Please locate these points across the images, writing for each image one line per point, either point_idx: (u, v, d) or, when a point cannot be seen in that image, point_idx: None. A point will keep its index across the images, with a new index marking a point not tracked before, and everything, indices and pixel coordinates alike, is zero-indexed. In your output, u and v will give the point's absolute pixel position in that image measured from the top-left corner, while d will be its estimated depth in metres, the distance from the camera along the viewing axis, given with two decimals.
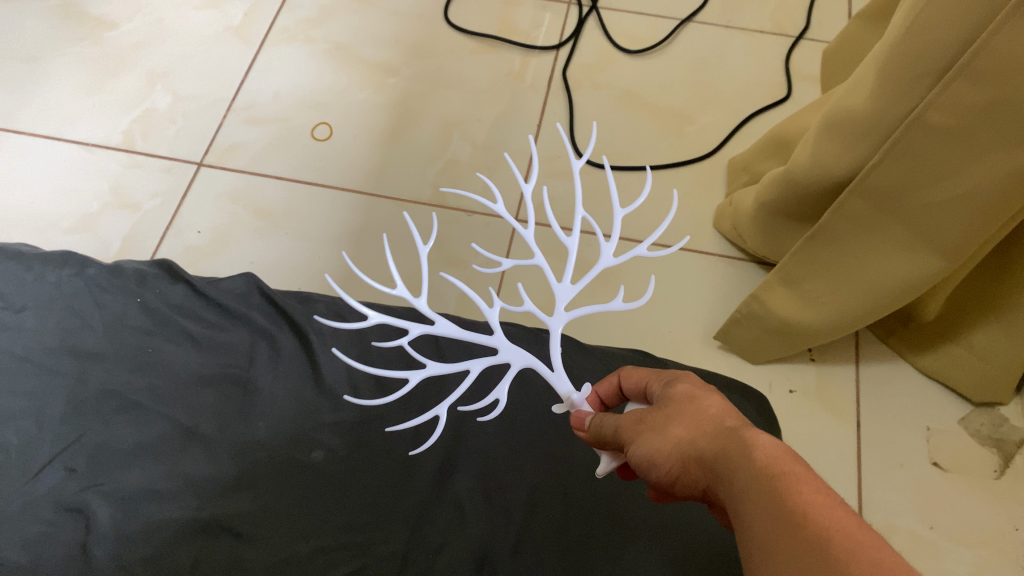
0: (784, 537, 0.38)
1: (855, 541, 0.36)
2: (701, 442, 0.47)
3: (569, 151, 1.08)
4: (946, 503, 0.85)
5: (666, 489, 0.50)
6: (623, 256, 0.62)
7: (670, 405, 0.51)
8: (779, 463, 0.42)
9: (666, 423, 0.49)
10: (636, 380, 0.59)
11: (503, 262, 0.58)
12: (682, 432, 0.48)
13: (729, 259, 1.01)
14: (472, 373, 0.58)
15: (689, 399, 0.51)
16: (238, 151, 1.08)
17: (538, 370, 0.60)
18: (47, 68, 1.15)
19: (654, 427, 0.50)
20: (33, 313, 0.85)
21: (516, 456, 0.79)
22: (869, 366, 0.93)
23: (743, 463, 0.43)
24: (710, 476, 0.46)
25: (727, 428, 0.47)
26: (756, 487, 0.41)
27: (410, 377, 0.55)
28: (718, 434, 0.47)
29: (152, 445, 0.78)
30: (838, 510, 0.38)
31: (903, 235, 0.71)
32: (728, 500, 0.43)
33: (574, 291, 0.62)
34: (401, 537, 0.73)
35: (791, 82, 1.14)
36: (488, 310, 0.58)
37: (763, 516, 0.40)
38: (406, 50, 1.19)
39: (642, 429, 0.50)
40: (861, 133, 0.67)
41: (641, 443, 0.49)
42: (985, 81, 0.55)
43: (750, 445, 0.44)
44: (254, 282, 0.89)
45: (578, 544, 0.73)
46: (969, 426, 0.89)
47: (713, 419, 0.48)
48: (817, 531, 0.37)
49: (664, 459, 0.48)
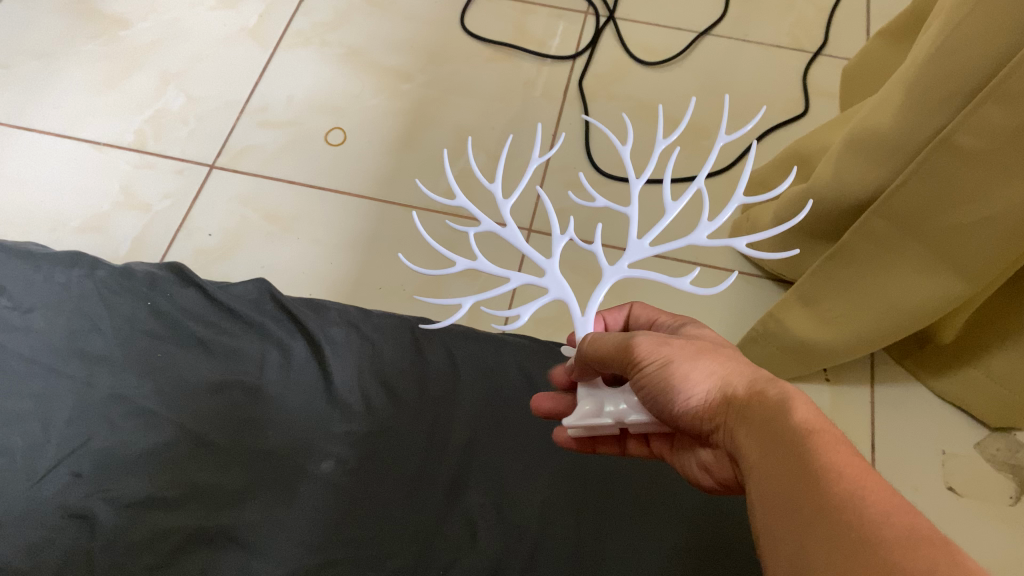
0: (811, 491, 0.38)
1: (885, 505, 0.36)
2: (729, 388, 0.48)
3: (584, 163, 1.07)
4: (961, 529, 0.84)
5: (671, 415, 0.50)
6: (716, 242, 0.57)
7: (694, 342, 0.51)
8: (816, 418, 0.43)
9: (693, 355, 0.50)
10: (647, 314, 0.65)
11: (593, 198, 0.56)
12: (709, 369, 0.49)
13: (744, 275, 0.99)
14: (511, 283, 0.56)
15: (712, 345, 0.52)
16: (251, 154, 1.07)
17: (568, 306, 0.58)
18: (59, 65, 1.14)
19: (681, 356, 0.49)
20: (41, 313, 0.84)
21: (529, 472, 0.78)
22: (884, 388, 0.92)
23: (776, 411, 0.44)
24: (732, 419, 0.47)
25: (757, 380, 0.48)
26: (787, 437, 0.42)
27: (456, 261, 0.55)
28: (752, 382, 0.48)
29: (159, 451, 0.77)
30: (869, 471, 0.39)
31: (926, 258, 0.70)
32: (748, 447, 0.44)
33: (648, 256, 0.59)
34: (410, 551, 0.72)
35: (808, 98, 1.13)
36: (557, 237, 0.57)
37: (791, 470, 0.40)
38: (421, 57, 1.18)
39: (665, 352, 0.49)
40: (887, 152, 0.67)
41: (668, 366, 0.48)
42: (1014, 106, 0.54)
43: (787, 396, 0.44)
44: (266, 288, 0.87)
45: (590, 564, 0.72)
46: (985, 451, 0.88)
47: (742, 368, 0.50)
48: (849, 487, 0.37)
49: (687, 388, 0.48)
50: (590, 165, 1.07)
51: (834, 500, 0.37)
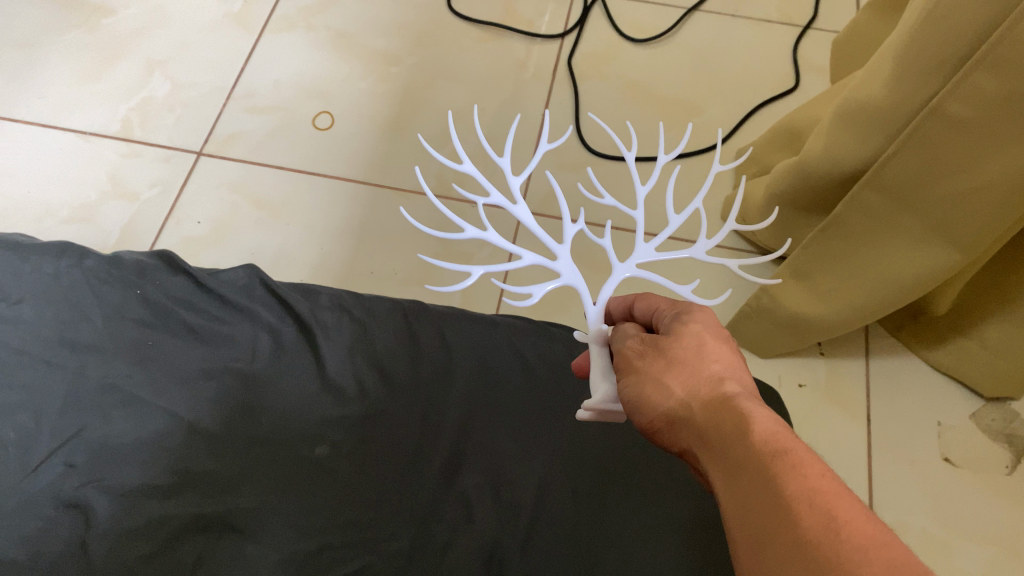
0: (775, 550, 0.37)
1: (863, 539, 0.35)
2: (690, 407, 0.47)
3: (576, 143, 1.07)
4: (958, 500, 0.84)
5: (656, 436, 0.50)
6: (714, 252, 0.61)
7: (671, 350, 0.50)
8: (779, 447, 0.41)
9: (661, 374, 0.49)
10: (647, 304, 0.57)
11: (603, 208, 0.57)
12: (676, 387, 0.48)
13: (737, 252, 0.99)
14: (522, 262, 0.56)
15: (692, 348, 0.50)
16: (239, 140, 1.06)
17: (581, 294, 0.59)
18: (43, 55, 1.12)
19: (652, 378, 0.49)
20: (31, 304, 0.83)
21: (526, 452, 0.78)
22: (879, 361, 0.92)
23: (736, 447, 0.43)
24: (698, 444, 0.46)
25: (717, 399, 0.46)
26: (750, 481, 0.41)
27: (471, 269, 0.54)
28: (714, 402, 0.46)
29: (153, 439, 0.77)
30: (837, 518, 0.37)
31: (919, 231, 0.69)
32: (716, 481, 0.44)
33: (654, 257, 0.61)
34: (407, 534, 0.72)
35: (798, 72, 1.12)
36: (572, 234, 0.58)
37: (756, 517, 0.39)
38: (409, 38, 1.17)
39: (639, 374, 0.50)
40: (879, 122, 0.66)
41: (639, 389, 0.50)
42: (1005, 72, 0.54)
43: (744, 428, 0.43)
44: (256, 274, 0.87)
45: (587, 541, 0.72)
46: (982, 421, 0.88)
47: (710, 378, 0.48)
48: (816, 548, 0.36)
49: (655, 410, 0.49)
50: (581, 145, 1.06)
51: (807, 539, 0.36)
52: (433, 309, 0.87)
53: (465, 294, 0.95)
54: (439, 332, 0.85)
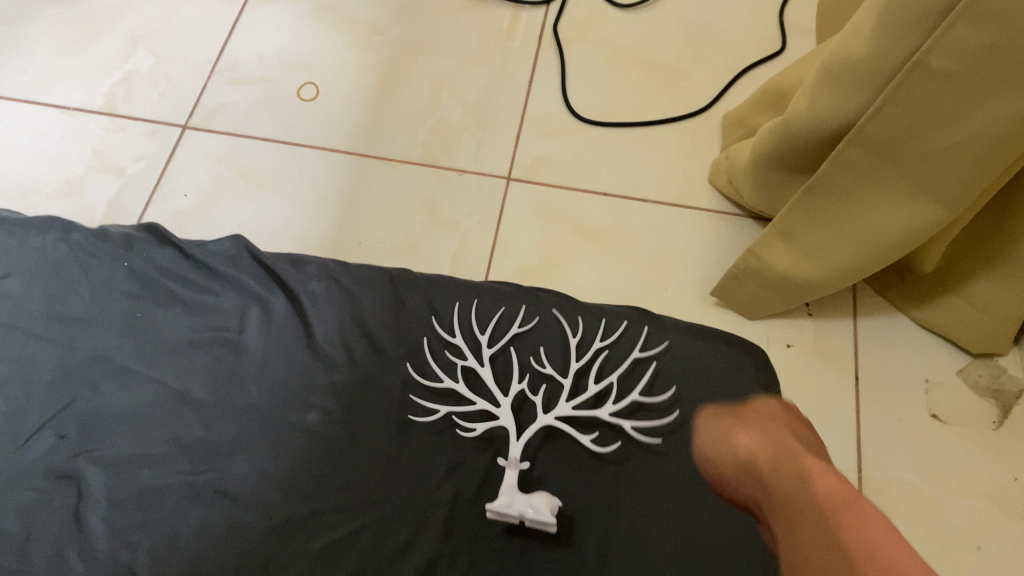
0: None
1: None
2: (828, 518, 0.51)
3: (563, 109, 1.06)
4: (945, 455, 0.84)
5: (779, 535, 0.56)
6: None
7: (819, 484, 0.55)
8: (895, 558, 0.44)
9: (812, 493, 0.54)
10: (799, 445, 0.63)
11: None
12: (811, 499, 0.54)
13: (725, 215, 0.98)
14: None
15: (843, 488, 0.53)
16: (224, 113, 1.06)
17: None
18: (24, 31, 1.12)
19: (796, 487, 0.56)
20: (18, 279, 0.84)
21: (515, 415, 0.78)
22: (866, 320, 0.92)
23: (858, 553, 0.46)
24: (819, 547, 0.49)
25: (852, 518, 0.49)
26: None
27: None
28: (844, 519, 0.49)
29: (144, 409, 0.77)
30: None
31: (903, 188, 0.69)
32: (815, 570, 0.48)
33: None
34: (399, 497, 0.73)
35: (784, 35, 1.12)
36: None
37: None
38: (394, 7, 1.16)
39: (791, 486, 0.57)
40: (862, 79, 0.66)
41: (799, 493, 0.55)
42: (987, 23, 0.54)
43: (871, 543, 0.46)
44: (243, 244, 0.86)
45: (577, 501, 0.73)
46: (969, 378, 0.88)
47: (847, 502, 0.51)
48: None
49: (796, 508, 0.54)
50: (568, 112, 1.06)
51: None
52: (419, 276, 0.87)
53: (454, 262, 0.95)
54: (427, 298, 0.85)
